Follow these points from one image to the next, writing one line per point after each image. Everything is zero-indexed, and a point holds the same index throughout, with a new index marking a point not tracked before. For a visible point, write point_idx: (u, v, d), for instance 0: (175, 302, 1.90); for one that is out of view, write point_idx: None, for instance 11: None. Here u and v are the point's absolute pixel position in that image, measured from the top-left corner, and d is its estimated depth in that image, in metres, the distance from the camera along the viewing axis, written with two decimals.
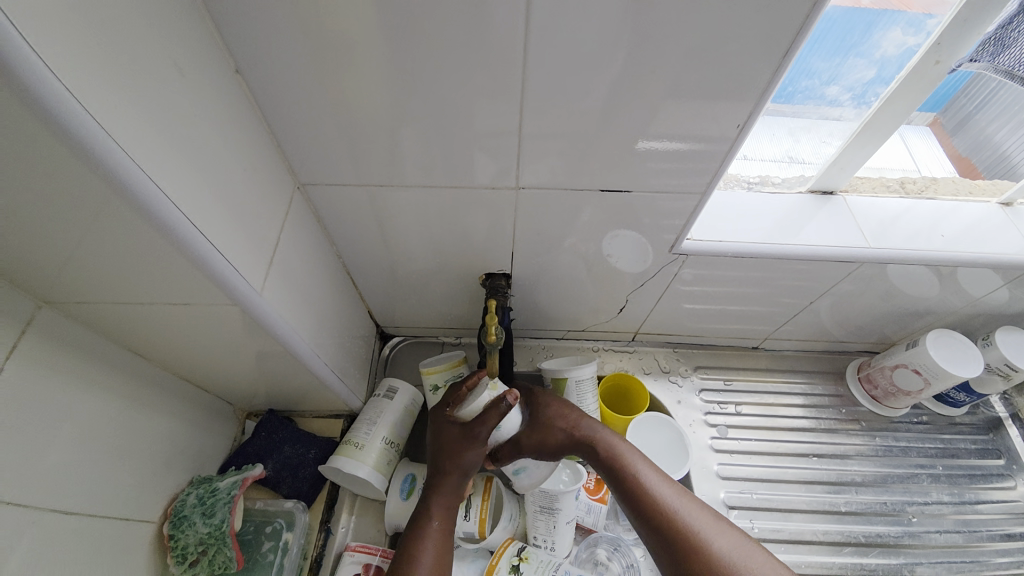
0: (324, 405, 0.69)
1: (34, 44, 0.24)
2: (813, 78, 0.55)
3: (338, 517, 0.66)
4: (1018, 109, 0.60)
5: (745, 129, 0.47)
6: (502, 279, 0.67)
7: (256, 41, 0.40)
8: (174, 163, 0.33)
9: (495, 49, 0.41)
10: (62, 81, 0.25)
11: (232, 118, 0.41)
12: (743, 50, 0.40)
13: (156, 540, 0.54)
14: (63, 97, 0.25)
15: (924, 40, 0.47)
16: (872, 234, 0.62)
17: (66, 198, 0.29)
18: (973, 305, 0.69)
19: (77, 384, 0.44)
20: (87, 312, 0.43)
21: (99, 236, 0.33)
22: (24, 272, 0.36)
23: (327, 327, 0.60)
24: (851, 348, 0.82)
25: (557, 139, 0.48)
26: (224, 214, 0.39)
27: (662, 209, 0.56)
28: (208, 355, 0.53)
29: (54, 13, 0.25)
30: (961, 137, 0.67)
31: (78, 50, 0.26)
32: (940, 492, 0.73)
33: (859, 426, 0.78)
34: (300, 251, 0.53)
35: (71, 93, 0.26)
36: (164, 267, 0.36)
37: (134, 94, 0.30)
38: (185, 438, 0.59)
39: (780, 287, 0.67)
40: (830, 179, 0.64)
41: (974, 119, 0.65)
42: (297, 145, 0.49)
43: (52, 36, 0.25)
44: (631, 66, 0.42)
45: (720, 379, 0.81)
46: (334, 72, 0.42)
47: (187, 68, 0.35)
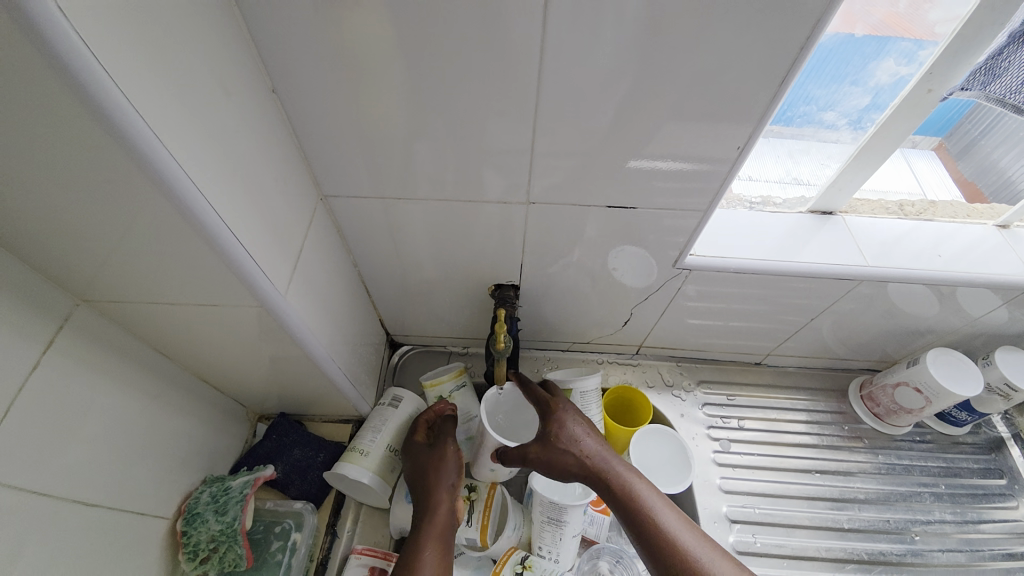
0: (334, 409, 0.71)
1: (103, 61, 0.27)
2: (812, 104, 0.57)
3: (344, 522, 0.66)
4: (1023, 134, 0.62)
5: (745, 150, 0.49)
6: (511, 290, 0.69)
7: (288, 61, 0.43)
8: (214, 172, 0.36)
9: (511, 72, 0.43)
10: (126, 95, 0.28)
11: (263, 130, 0.44)
12: (743, 75, 0.43)
13: (169, 536, 0.56)
14: (126, 109, 0.28)
15: (915, 71, 0.50)
16: (872, 254, 0.63)
17: (117, 202, 0.32)
18: (973, 325, 0.70)
19: (105, 380, 0.47)
20: (119, 311, 0.45)
21: (141, 237, 0.35)
22: (67, 270, 0.39)
23: (342, 333, 0.63)
24: (853, 366, 0.83)
25: (567, 156, 0.51)
26: (255, 220, 0.41)
27: (666, 225, 0.58)
28: (228, 357, 0.55)
29: (121, 36, 0.28)
30: (967, 162, 0.69)
31: (138, 68, 0.29)
32: (943, 510, 0.73)
33: (862, 444, 0.78)
34: (320, 258, 0.55)
35: (132, 107, 0.28)
36: (197, 268, 0.39)
37: (183, 108, 0.33)
38: (200, 438, 0.60)
39: (781, 304, 0.69)
40: (830, 201, 0.66)
41: (979, 145, 0.67)
42: (320, 157, 0.52)
43: (116, 57, 0.27)
44: (638, 89, 0.44)
45: (723, 394, 0.81)
46: (360, 92, 0.45)
47: (229, 85, 0.38)
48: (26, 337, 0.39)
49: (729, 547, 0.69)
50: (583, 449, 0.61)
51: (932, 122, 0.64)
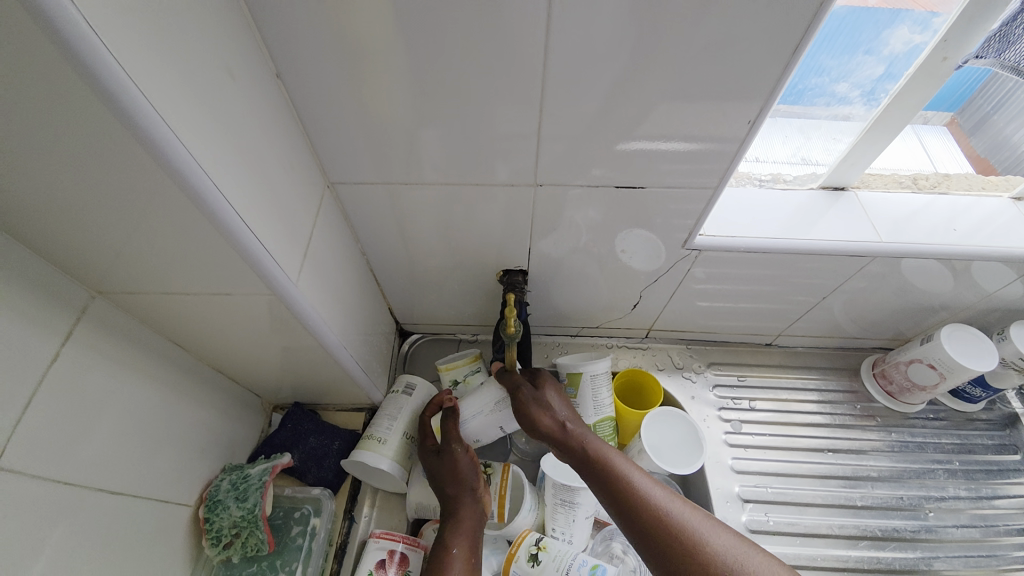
0: (347, 398, 0.71)
1: (117, 54, 0.27)
2: (823, 77, 0.56)
3: (361, 507, 0.68)
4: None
5: (755, 126, 0.48)
6: (519, 275, 0.69)
7: (291, 47, 0.43)
8: (226, 163, 0.36)
9: (515, 53, 0.43)
10: (139, 88, 0.28)
11: (269, 117, 0.44)
12: (752, 51, 0.42)
13: (192, 523, 0.57)
14: (140, 102, 0.28)
15: (931, 38, 0.49)
16: (885, 230, 0.63)
17: (130, 193, 0.32)
18: (988, 300, 0.69)
19: (123, 371, 0.47)
20: (135, 302, 0.46)
21: (153, 227, 0.35)
22: (83, 262, 0.39)
23: (353, 322, 0.63)
24: (866, 344, 0.82)
25: (574, 139, 0.50)
26: (264, 209, 0.41)
27: (675, 206, 0.58)
28: (242, 347, 0.55)
29: (130, 28, 0.28)
30: (980, 137, 0.68)
31: (145, 58, 0.29)
32: (957, 487, 0.73)
33: (875, 422, 0.78)
34: (330, 247, 0.56)
35: (146, 100, 0.29)
36: (210, 257, 0.39)
37: (194, 99, 0.33)
38: (217, 427, 0.61)
39: (793, 283, 0.68)
40: (842, 176, 0.65)
41: (992, 119, 0.65)
42: (326, 146, 0.52)
43: (124, 48, 0.27)
44: (646, 67, 0.43)
45: (733, 375, 0.81)
46: (364, 78, 0.45)
47: (235, 74, 0.38)
48: (45, 330, 0.40)
49: (743, 525, 0.69)
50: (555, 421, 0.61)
51: (943, 96, 0.62)
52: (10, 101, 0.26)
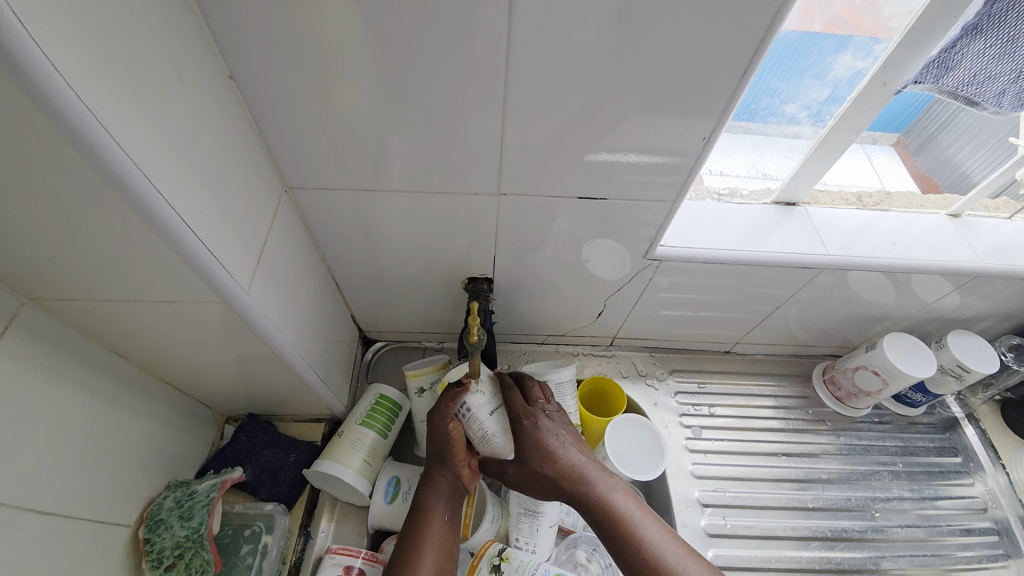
0: (306, 409, 0.69)
1: (43, 43, 0.25)
2: (774, 97, 0.59)
3: (318, 522, 0.65)
4: (978, 129, 0.67)
5: (710, 142, 0.50)
6: (485, 283, 0.69)
7: (246, 47, 0.41)
8: (168, 164, 0.34)
9: (479, 61, 0.43)
10: (73, 88, 0.27)
11: (222, 119, 0.42)
12: (708, 69, 0.43)
13: (131, 544, 0.53)
14: (72, 101, 0.26)
15: (872, 64, 0.51)
16: (833, 243, 0.66)
17: (62, 193, 0.30)
18: (927, 309, 0.73)
19: (56, 383, 0.44)
20: (70, 310, 0.43)
21: (88, 229, 0.33)
22: (10, 267, 0.36)
23: (311, 330, 0.61)
24: (817, 352, 0.85)
25: (538, 148, 0.51)
26: (214, 212, 0.39)
27: (638, 216, 0.59)
28: (191, 356, 0.53)
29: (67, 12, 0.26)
30: (924, 158, 0.73)
31: (86, 56, 0.28)
32: (901, 488, 0.77)
33: (826, 427, 0.81)
34: (286, 252, 0.54)
35: (82, 100, 0.27)
36: (154, 262, 0.37)
37: (132, 94, 0.31)
38: (162, 441, 0.58)
39: (750, 293, 0.71)
40: (793, 192, 0.67)
41: (937, 140, 0.71)
42: (284, 148, 0.50)
43: (57, 44, 0.26)
44: (607, 81, 0.44)
45: (694, 382, 0.83)
46: (322, 80, 0.44)
47: (183, 72, 0.37)
48: None
49: (701, 530, 0.70)
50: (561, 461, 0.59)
51: (893, 120, 0.69)
52: None
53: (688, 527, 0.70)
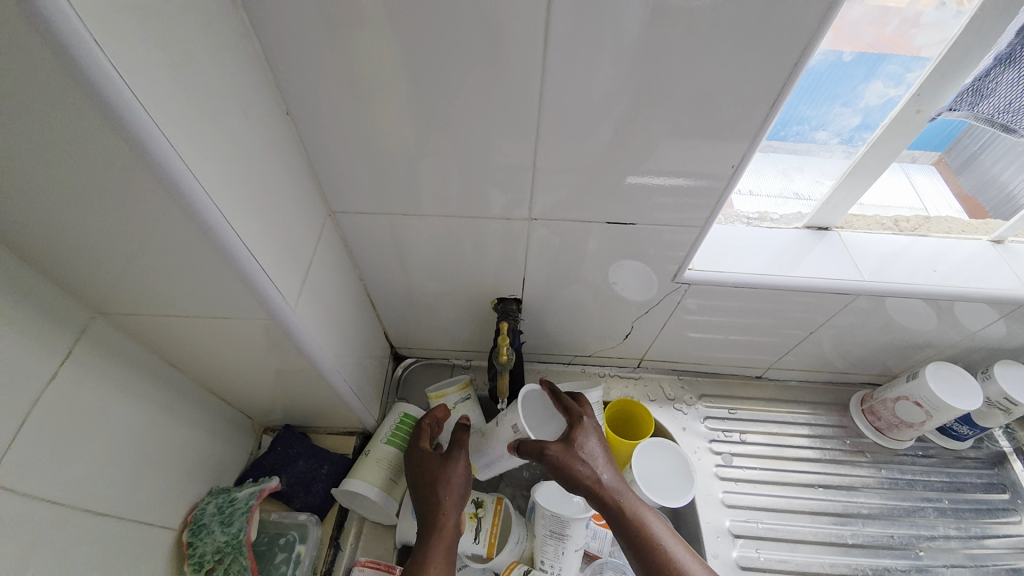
0: (339, 422, 0.71)
1: (133, 88, 0.28)
2: (804, 124, 0.59)
3: (347, 535, 0.67)
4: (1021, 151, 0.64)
5: (739, 168, 0.51)
6: (514, 303, 0.70)
7: (300, 84, 0.45)
8: (233, 193, 0.38)
9: (515, 94, 0.45)
10: (164, 130, 0.30)
11: (277, 150, 0.46)
12: (735, 98, 0.45)
13: (175, 547, 0.56)
14: (163, 143, 0.30)
15: (904, 92, 0.52)
16: (868, 268, 0.64)
17: (143, 218, 0.34)
18: (972, 338, 0.70)
19: (119, 390, 0.48)
20: (134, 324, 0.46)
21: (160, 249, 0.36)
22: (89, 283, 0.40)
23: (347, 345, 0.64)
24: (854, 380, 0.83)
25: (568, 174, 0.53)
26: (268, 234, 0.43)
27: (665, 240, 0.60)
28: (237, 367, 0.56)
29: (160, 64, 0.30)
30: (967, 176, 0.71)
31: (173, 103, 0.31)
32: (947, 526, 0.73)
33: (864, 458, 0.78)
34: (328, 272, 0.57)
35: (170, 140, 0.31)
36: (214, 280, 0.40)
37: (206, 131, 0.35)
38: (206, 449, 0.61)
39: (781, 318, 0.70)
40: (825, 217, 0.67)
41: (980, 159, 0.69)
42: (329, 175, 0.54)
43: (151, 94, 0.29)
44: (636, 110, 0.46)
45: (724, 408, 0.82)
46: (367, 113, 0.47)
47: (247, 110, 0.40)
48: (47, 349, 0.40)
49: (733, 562, 0.68)
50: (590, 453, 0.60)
51: (932, 139, 0.67)
52: (50, 133, 0.28)
53: (719, 558, 0.69)
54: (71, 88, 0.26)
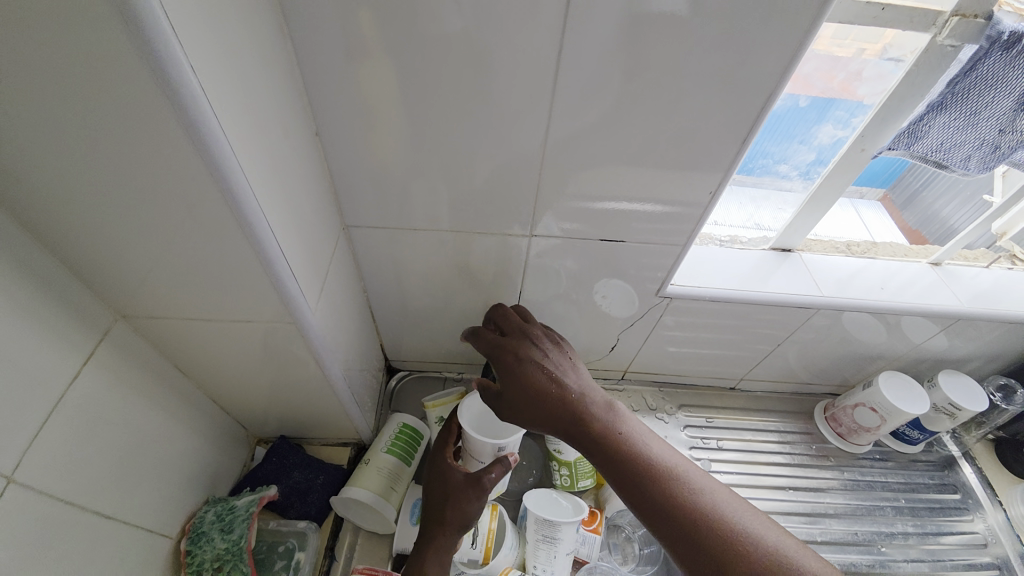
0: (334, 432, 0.72)
1: (215, 106, 0.32)
2: (768, 158, 0.68)
3: (342, 544, 0.67)
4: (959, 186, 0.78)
5: (716, 195, 0.57)
6: (509, 314, 0.73)
7: (327, 104, 0.49)
8: (274, 201, 0.41)
9: (524, 122, 0.51)
10: (230, 141, 0.34)
11: (306, 166, 0.49)
12: (716, 132, 0.51)
13: (172, 556, 0.55)
14: (228, 151, 0.33)
15: (850, 133, 0.60)
16: (825, 285, 0.72)
17: (191, 220, 0.37)
18: (918, 350, 0.78)
19: (133, 391, 0.48)
20: (154, 327, 0.48)
21: (200, 250, 0.39)
22: (121, 284, 0.42)
23: (351, 353, 0.66)
24: (817, 390, 0.90)
25: (567, 195, 0.58)
26: (296, 240, 0.46)
27: (651, 258, 0.65)
28: (245, 373, 0.57)
29: (230, 83, 0.34)
30: (911, 212, 0.83)
31: (238, 118, 0.35)
32: (904, 523, 0.79)
33: (829, 462, 0.84)
34: (338, 281, 0.60)
35: (234, 151, 0.34)
36: (244, 281, 0.43)
37: (258, 145, 0.38)
38: (204, 456, 0.61)
39: (752, 331, 0.76)
40: (788, 240, 0.74)
41: (920, 195, 0.82)
42: (344, 188, 0.57)
43: (224, 109, 0.33)
44: (630, 140, 0.52)
45: (701, 417, 0.87)
46: (387, 136, 0.52)
47: (286, 127, 0.44)
48: (73, 347, 0.41)
49: None
50: (563, 387, 0.56)
51: (882, 175, 0.79)
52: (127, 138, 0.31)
53: None
54: (165, 107, 0.29)
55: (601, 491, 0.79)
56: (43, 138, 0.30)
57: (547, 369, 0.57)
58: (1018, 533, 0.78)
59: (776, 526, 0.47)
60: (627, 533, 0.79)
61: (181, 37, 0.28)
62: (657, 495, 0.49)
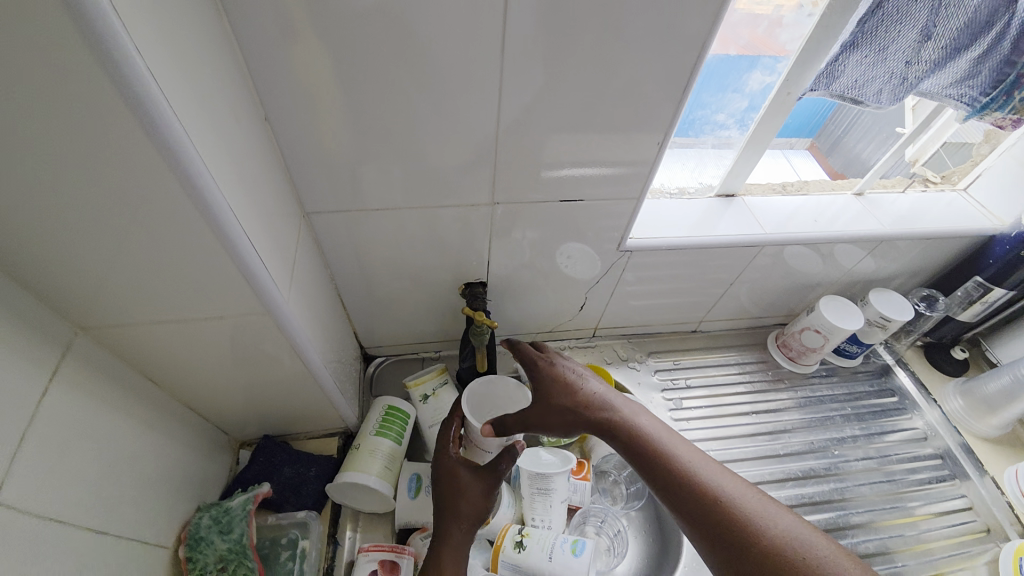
0: (319, 424, 0.72)
1: (162, 90, 0.31)
2: (706, 109, 0.71)
3: (343, 530, 0.68)
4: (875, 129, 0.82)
5: (662, 148, 0.60)
6: (480, 286, 0.74)
7: (271, 86, 0.47)
8: (234, 190, 0.40)
9: (476, 90, 0.51)
10: (183, 127, 0.33)
11: (259, 152, 0.48)
12: (660, 85, 0.53)
13: (172, 565, 0.55)
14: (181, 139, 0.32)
15: (777, 78, 0.64)
16: (767, 223, 0.78)
17: (152, 215, 0.35)
18: (851, 273, 0.87)
19: (105, 404, 0.47)
20: (118, 336, 0.46)
21: (163, 247, 0.38)
22: (78, 293, 0.40)
23: (328, 342, 0.65)
24: (768, 322, 0.98)
25: (525, 161, 0.59)
26: (261, 230, 0.45)
27: (610, 215, 0.68)
28: (222, 374, 0.56)
29: (174, 67, 0.33)
30: (835, 156, 0.89)
31: (186, 103, 0.34)
32: (852, 427, 0.89)
33: (784, 385, 0.93)
34: (305, 270, 0.59)
35: (188, 137, 0.33)
36: (213, 275, 0.42)
37: (210, 132, 0.37)
38: (188, 465, 0.60)
39: (707, 275, 0.81)
40: (730, 186, 0.79)
41: (843, 140, 0.87)
42: (300, 174, 0.56)
43: (172, 93, 0.32)
44: (580, 100, 0.53)
45: (669, 360, 0.93)
46: (339, 115, 0.51)
47: (234, 112, 0.42)
48: (37, 364, 0.39)
49: None
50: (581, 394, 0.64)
51: (806, 124, 0.83)
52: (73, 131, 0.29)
53: None
54: (112, 98, 0.28)
55: (586, 442, 0.84)
56: None
57: (568, 377, 0.66)
58: (955, 424, 0.88)
59: (784, 504, 0.53)
60: (614, 476, 0.84)
61: (120, 20, 0.27)
62: (671, 479, 0.55)
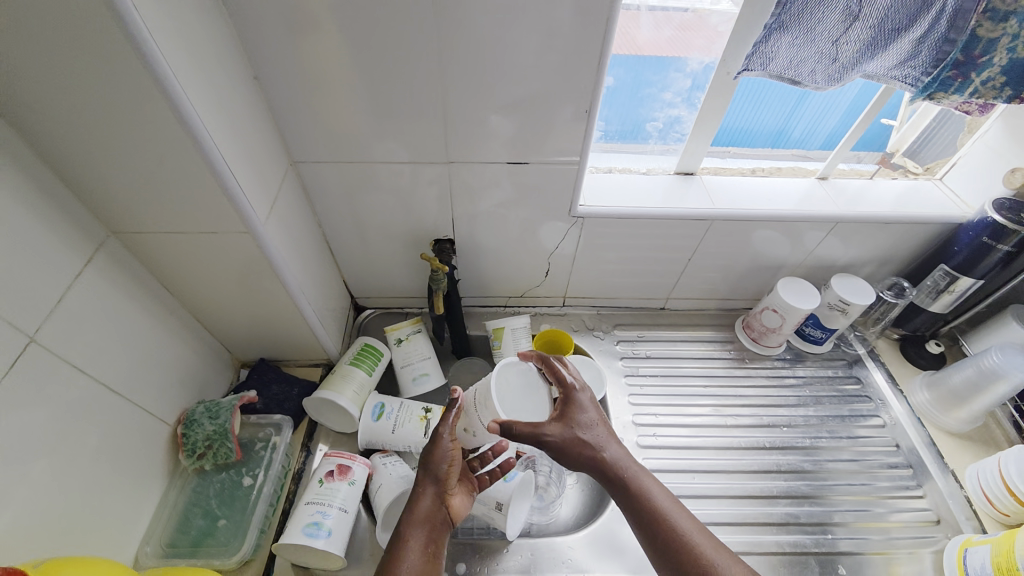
0: (305, 353, 0.84)
1: (156, 40, 0.42)
2: (653, 87, 0.76)
3: (317, 442, 0.80)
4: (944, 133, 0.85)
5: (590, 113, 0.66)
6: (448, 243, 0.82)
7: (260, 56, 0.59)
8: (218, 127, 0.52)
9: (426, 62, 0.60)
10: (173, 70, 0.45)
11: (250, 106, 0.60)
12: (587, 60, 0.60)
13: (171, 439, 0.69)
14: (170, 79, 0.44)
15: (715, 59, 0.71)
16: (720, 199, 0.82)
17: (155, 138, 0.48)
18: (814, 256, 0.89)
19: (128, 296, 0.61)
20: (139, 243, 0.60)
21: (165, 166, 0.51)
22: (108, 200, 0.54)
23: (312, 279, 0.77)
24: (737, 305, 1.01)
25: (476, 128, 0.68)
26: (245, 164, 0.57)
27: (561, 182, 0.75)
28: (219, 291, 0.69)
29: (169, 27, 0.44)
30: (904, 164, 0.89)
31: (178, 55, 0.46)
32: (808, 408, 0.91)
33: (745, 364, 0.96)
34: (292, 212, 0.71)
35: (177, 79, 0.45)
36: (202, 195, 0.54)
37: (199, 80, 0.49)
38: (193, 367, 0.73)
39: (664, 248, 0.87)
40: (687, 163, 0.85)
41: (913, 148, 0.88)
42: (290, 132, 0.68)
43: (165, 44, 0.44)
44: (518, 73, 0.61)
45: (633, 332, 0.99)
46: (315, 80, 0.62)
47: (227, 71, 0.54)
48: (76, 250, 0.53)
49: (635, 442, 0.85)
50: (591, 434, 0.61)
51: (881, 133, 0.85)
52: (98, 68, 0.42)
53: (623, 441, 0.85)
54: (118, 41, 0.40)
55: None
56: (35, 66, 0.42)
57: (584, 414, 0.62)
58: (920, 417, 0.87)
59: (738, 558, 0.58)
60: None
61: None
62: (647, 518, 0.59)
